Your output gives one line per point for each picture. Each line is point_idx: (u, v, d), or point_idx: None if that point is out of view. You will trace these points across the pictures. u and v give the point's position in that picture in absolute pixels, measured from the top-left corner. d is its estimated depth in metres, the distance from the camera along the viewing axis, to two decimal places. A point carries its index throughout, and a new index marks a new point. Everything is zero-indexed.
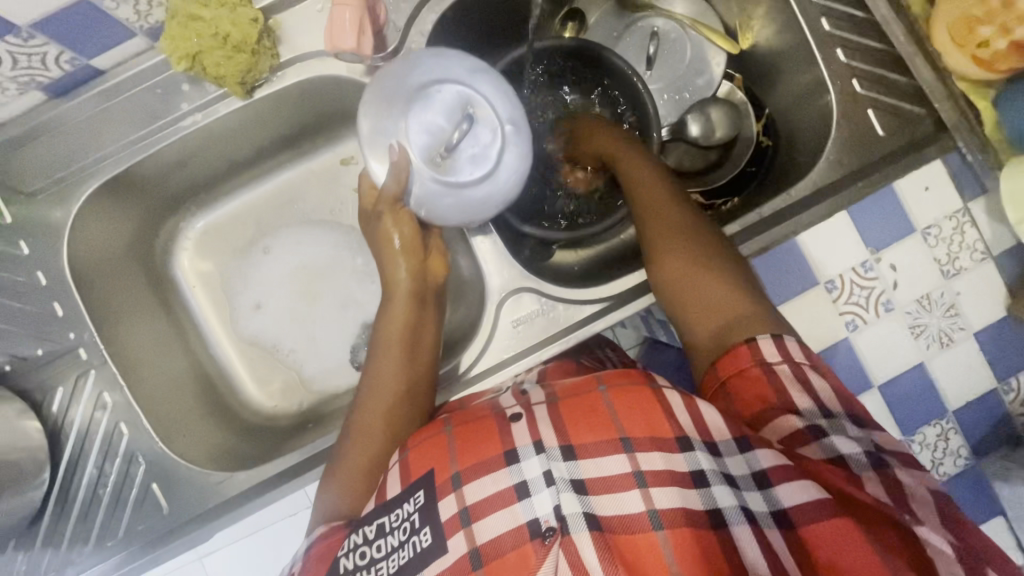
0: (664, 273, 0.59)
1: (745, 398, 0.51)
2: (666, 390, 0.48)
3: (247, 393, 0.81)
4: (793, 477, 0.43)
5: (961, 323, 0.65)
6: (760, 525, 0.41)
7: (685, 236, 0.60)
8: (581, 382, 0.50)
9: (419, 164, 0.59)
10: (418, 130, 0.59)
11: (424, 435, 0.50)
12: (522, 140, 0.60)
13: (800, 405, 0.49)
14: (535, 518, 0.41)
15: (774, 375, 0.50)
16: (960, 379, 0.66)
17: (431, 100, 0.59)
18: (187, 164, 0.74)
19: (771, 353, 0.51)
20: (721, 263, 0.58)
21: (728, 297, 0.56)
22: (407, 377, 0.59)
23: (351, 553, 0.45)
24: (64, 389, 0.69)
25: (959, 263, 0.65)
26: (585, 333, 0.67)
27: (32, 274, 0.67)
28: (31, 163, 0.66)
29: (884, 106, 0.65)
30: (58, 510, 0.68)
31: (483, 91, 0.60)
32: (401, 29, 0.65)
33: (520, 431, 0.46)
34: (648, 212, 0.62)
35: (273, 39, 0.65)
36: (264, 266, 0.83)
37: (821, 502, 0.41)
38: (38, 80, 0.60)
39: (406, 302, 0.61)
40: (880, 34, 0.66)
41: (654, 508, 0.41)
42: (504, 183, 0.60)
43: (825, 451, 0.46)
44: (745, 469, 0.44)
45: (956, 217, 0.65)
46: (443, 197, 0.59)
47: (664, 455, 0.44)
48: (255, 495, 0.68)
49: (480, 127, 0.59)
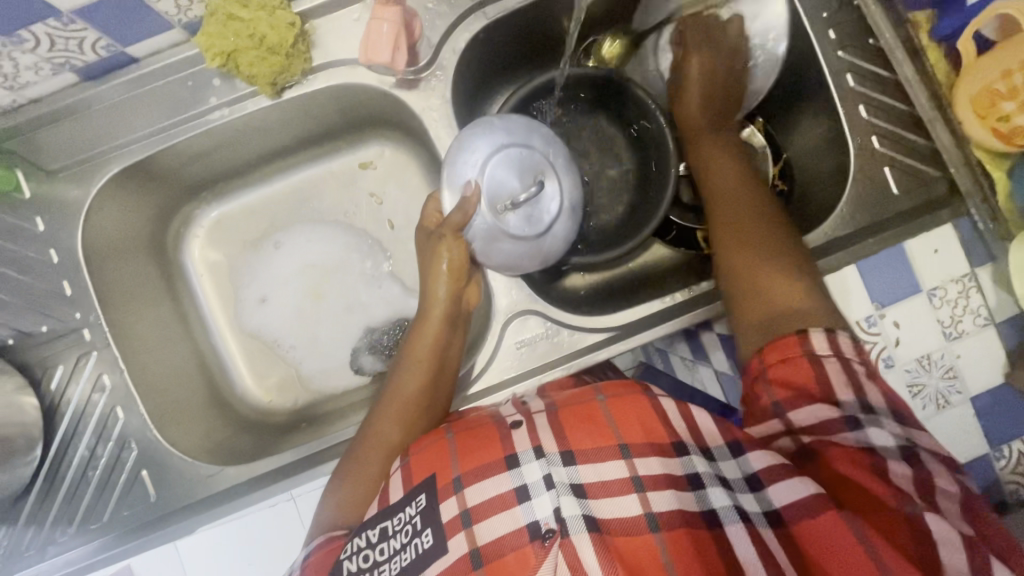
0: (725, 246, 0.62)
1: (786, 382, 0.53)
2: (660, 399, 0.50)
3: (244, 385, 0.82)
4: (782, 477, 0.46)
5: (958, 386, 0.66)
6: (755, 524, 0.44)
7: (747, 230, 0.62)
8: (579, 393, 0.52)
9: (483, 209, 0.62)
10: (493, 177, 0.62)
11: (424, 443, 0.53)
12: (572, 220, 0.66)
13: (840, 397, 0.51)
14: (536, 521, 0.42)
15: (820, 366, 0.52)
16: (952, 442, 0.66)
17: (510, 158, 0.63)
18: (211, 156, 0.75)
19: (820, 345, 0.53)
20: (784, 253, 0.60)
21: (786, 288, 0.57)
22: (421, 393, 0.61)
23: (354, 556, 0.47)
24: (64, 367, 0.69)
25: (961, 327, 0.66)
26: (589, 360, 0.68)
27: (45, 251, 0.67)
28: (56, 142, 0.66)
29: (900, 166, 0.68)
30: (46, 487, 0.67)
31: (557, 166, 0.65)
32: (435, 45, 0.66)
33: (521, 438, 0.48)
34: (719, 198, 0.66)
35: (308, 43, 0.66)
36: (275, 260, 0.84)
37: (813, 497, 0.44)
38: (73, 63, 0.61)
39: (438, 325, 0.63)
40: (901, 94, 0.68)
41: (651, 512, 0.43)
42: (550, 246, 0.65)
43: (857, 441, 0.49)
44: (739, 472, 0.47)
45: (962, 281, 0.66)
46: (496, 239, 0.63)
47: (661, 459, 0.45)
48: (245, 491, 0.68)
49: (545, 198, 0.64)
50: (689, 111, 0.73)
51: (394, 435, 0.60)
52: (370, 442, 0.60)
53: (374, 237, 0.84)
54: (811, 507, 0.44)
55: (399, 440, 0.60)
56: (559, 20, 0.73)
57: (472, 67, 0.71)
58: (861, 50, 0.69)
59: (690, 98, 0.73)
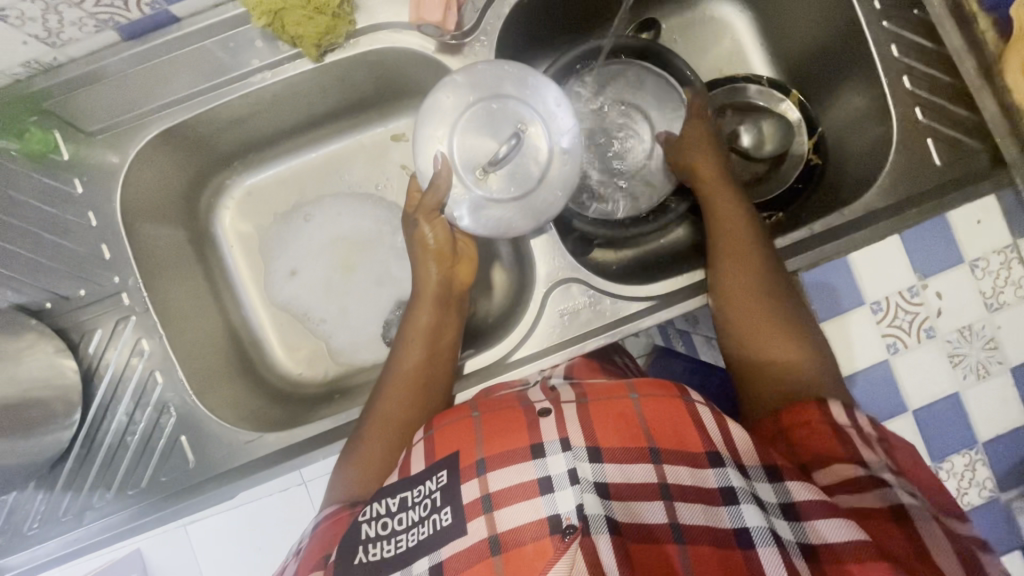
0: (736, 323, 0.60)
1: (805, 447, 0.51)
2: (699, 406, 0.49)
3: (274, 357, 0.81)
4: (826, 514, 0.43)
5: (999, 357, 0.67)
6: (789, 552, 0.41)
7: (758, 297, 0.60)
8: (612, 386, 0.52)
9: (460, 175, 0.61)
10: (464, 146, 0.61)
11: (449, 419, 0.53)
12: (568, 161, 0.62)
13: (866, 458, 0.49)
14: (557, 514, 0.42)
15: (843, 432, 0.51)
16: (992, 412, 0.67)
17: (485, 116, 0.61)
18: (249, 123, 0.74)
19: (840, 417, 0.52)
20: (785, 312, 0.59)
21: (785, 348, 0.57)
22: (429, 368, 0.62)
23: (373, 521, 0.47)
24: (102, 331, 0.68)
25: (1002, 298, 0.67)
26: (633, 327, 0.68)
27: (83, 214, 0.67)
28: (92, 104, 0.65)
29: (946, 138, 0.65)
30: (84, 452, 0.67)
31: (539, 112, 0.62)
32: (480, 9, 0.66)
33: (549, 427, 0.48)
34: (732, 269, 0.62)
35: (353, 6, 0.65)
36: (305, 233, 0.83)
37: (858, 543, 0.41)
38: (116, 19, 0.60)
39: (432, 303, 0.64)
40: (947, 67, 0.66)
41: (678, 522, 0.43)
42: (546, 200, 0.61)
43: (885, 500, 0.45)
44: (775, 497, 0.45)
45: (1005, 252, 0.67)
46: (483, 207, 0.61)
47: (693, 471, 0.46)
48: (281, 459, 0.68)
49: (527, 146, 0.61)
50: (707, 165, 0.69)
51: (400, 410, 0.60)
52: (378, 417, 0.60)
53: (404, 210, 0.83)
54: (854, 554, 0.41)
55: (402, 420, 0.60)
56: None
57: (513, 33, 0.71)
58: (906, 21, 0.67)
59: (699, 158, 0.69)
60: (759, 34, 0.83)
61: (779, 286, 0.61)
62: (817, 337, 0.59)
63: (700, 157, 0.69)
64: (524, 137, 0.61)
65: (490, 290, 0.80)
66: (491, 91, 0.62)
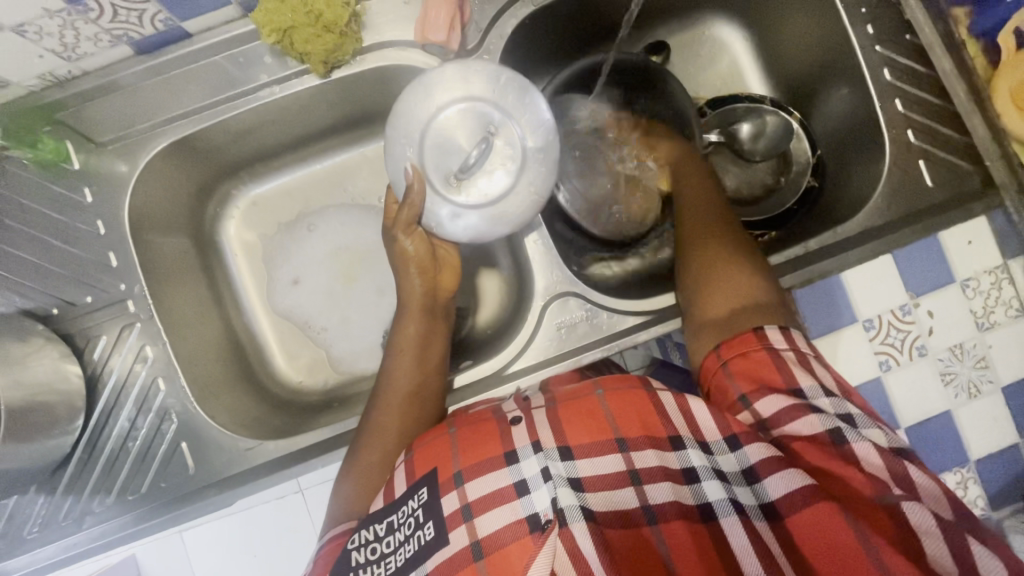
0: (690, 251, 0.61)
1: (746, 376, 0.52)
2: (660, 393, 0.51)
3: (275, 366, 0.82)
4: (779, 468, 0.45)
5: (990, 376, 0.68)
6: (750, 517, 0.44)
7: (709, 223, 0.63)
8: (577, 387, 0.53)
9: (433, 183, 0.61)
10: (435, 154, 0.61)
11: (427, 437, 0.53)
12: (544, 161, 0.62)
13: (802, 384, 0.50)
14: (535, 512, 0.44)
15: (779, 358, 0.52)
16: (984, 430, 0.67)
17: (455, 122, 0.61)
18: (256, 134, 0.76)
19: (777, 340, 0.52)
20: (731, 243, 0.60)
21: (729, 275, 0.57)
22: (421, 378, 0.63)
23: (362, 547, 0.48)
24: (107, 338, 0.69)
25: (993, 317, 0.68)
26: (627, 342, 0.68)
27: (93, 223, 0.68)
28: (104, 115, 0.67)
29: (938, 159, 0.67)
30: (85, 458, 0.68)
31: (507, 115, 0.61)
32: (483, 29, 0.67)
33: (520, 435, 0.49)
34: (688, 207, 0.66)
35: (360, 24, 0.67)
36: (308, 242, 0.85)
37: (806, 488, 0.43)
38: (130, 35, 0.61)
39: (418, 315, 0.65)
40: (939, 91, 0.68)
41: (648, 506, 0.45)
42: (520, 203, 0.61)
43: (823, 425, 0.46)
44: (736, 466, 0.47)
45: (995, 272, 0.68)
46: (459, 214, 0.61)
47: (658, 453, 0.47)
48: (281, 466, 0.69)
49: (500, 150, 0.61)
50: (663, 147, 0.75)
51: (396, 419, 0.61)
52: (376, 426, 0.61)
53: None
54: (806, 498, 0.43)
55: (398, 428, 0.60)
56: (604, 6, 0.75)
57: (515, 52, 0.73)
58: (898, 45, 0.69)
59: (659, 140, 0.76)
60: (756, 56, 0.84)
61: (729, 219, 0.63)
62: (767, 266, 0.59)
63: (661, 143, 0.75)
64: (495, 140, 0.61)
65: (489, 302, 0.81)
66: (457, 94, 0.61)
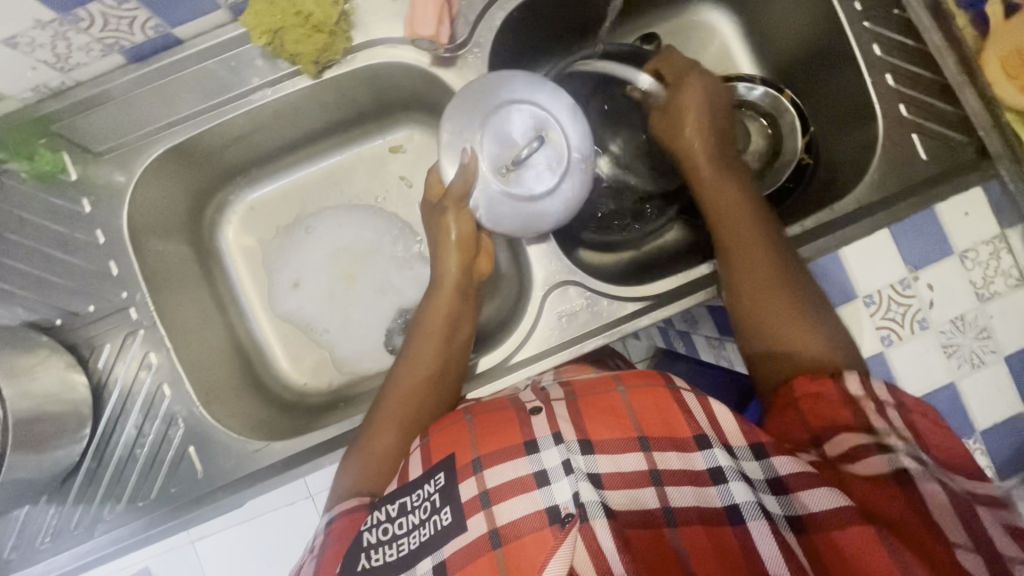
0: (754, 307, 0.59)
1: (816, 414, 0.52)
2: (683, 392, 0.51)
3: (280, 368, 0.83)
4: (813, 484, 0.45)
5: (993, 346, 0.67)
6: (779, 525, 0.43)
7: (770, 273, 0.60)
8: (599, 382, 0.54)
9: (484, 172, 0.64)
10: (489, 146, 0.64)
11: (444, 423, 0.54)
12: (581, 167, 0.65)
13: (874, 426, 0.49)
14: (555, 505, 0.44)
15: (853, 401, 0.52)
16: (989, 401, 0.67)
17: (510, 119, 0.64)
18: (251, 139, 0.76)
19: (855, 387, 0.52)
20: (794, 292, 0.59)
21: (779, 305, 0.58)
22: (437, 369, 0.63)
23: (373, 528, 0.48)
24: (110, 347, 0.69)
25: (993, 287, 0.67)
26: (631, 327, 0.68)
27: (92, 232, 0.69)
28: (99, 125, 0.67)
29: (929, 131, 0.69)
30: (93, 467, 0.69)
31: (561, 122, 0.65)
32: (472, 23, 0.68)
33: (540, 424, 0.49)
34: (741, 250, 0.62)
35: (349, 23, 0.68)
36: (305, 244, 0.85)
37: (845, 508, 0.43)
38: (121, 43, 0.62)
39: (450, 295, 0.64)
40: (928, 63, 0.69)
41: (669, 507, 0.45)
42: (558, 205, 0.64)
43: (889, 464, 0.46)
44: (762, 475, 0.47)
45: (993, 242, 0.67)
46: (498, 203, 0.64)
47: (680, 454, 0.47)
48: (290, 467, 0.69)
49: (550, 151, 0.64)
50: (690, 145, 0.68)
51: (406, 410, 0.61)
52: (386, 414, 0.61)
53: (402, 222, 0.85)
54: (842, 520, 0.42)
55: (405, 418, 0.60)
56: None
57: (505, 46, 0.73)
58: (886, 19, 0.70)
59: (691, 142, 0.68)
60: (745, 39, 0.85)
61: (787, 262, 0.61)
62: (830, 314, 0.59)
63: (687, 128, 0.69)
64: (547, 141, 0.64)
65: (491, 296, 0.82)
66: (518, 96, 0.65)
